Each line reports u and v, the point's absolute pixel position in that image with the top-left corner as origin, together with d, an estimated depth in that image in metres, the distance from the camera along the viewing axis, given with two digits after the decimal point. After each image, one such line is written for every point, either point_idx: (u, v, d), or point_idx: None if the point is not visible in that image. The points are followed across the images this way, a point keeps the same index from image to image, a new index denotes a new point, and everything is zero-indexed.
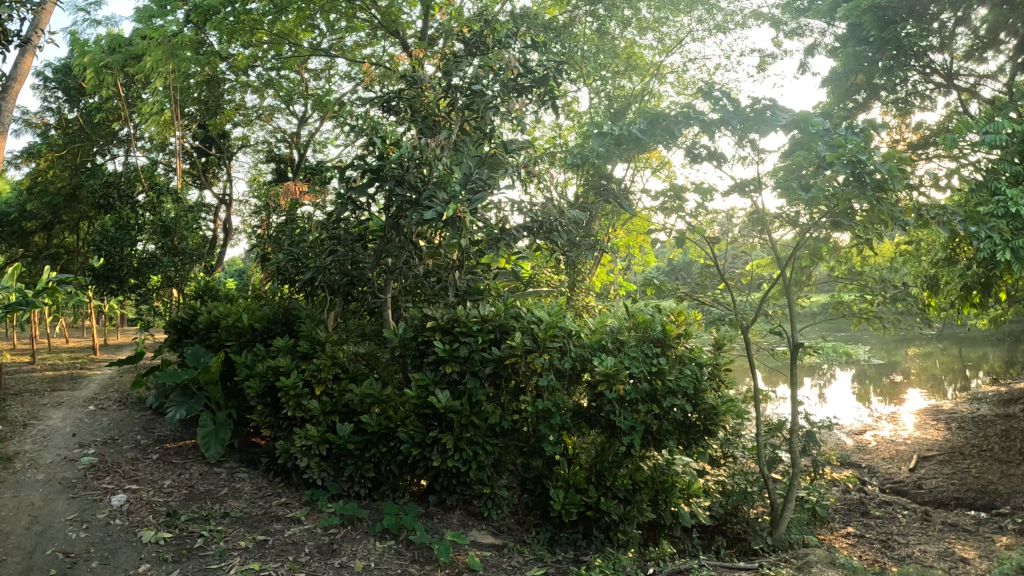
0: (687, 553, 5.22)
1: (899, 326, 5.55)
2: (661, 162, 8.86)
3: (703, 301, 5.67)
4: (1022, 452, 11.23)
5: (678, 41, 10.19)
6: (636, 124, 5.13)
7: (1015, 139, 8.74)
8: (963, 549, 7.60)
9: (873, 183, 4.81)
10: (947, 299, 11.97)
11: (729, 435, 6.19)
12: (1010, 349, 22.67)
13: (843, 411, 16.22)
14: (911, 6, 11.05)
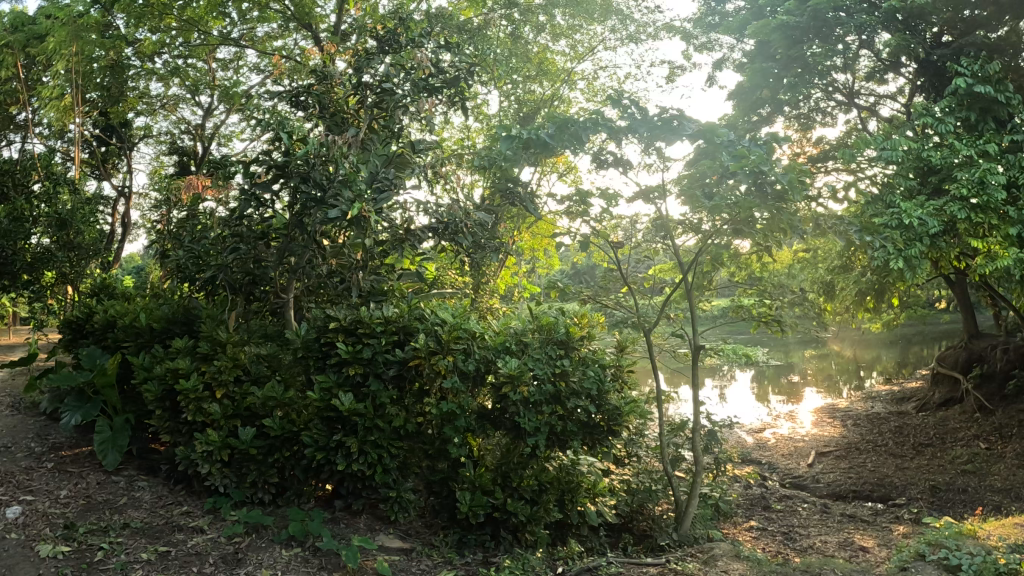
0: (595, 552, 5.32)
1: (796, 329, 5.77)
2: (567, 166, 8.96)
3: (606, 304, 5.83)
4: (915, 447, 11.95)
5: (590, 49, 10.36)
6: (545, 128, 5.25)
7: (909, 156, 9.28)
8: (862, 539, 8.02)
9: (774, 194, 5.01)
10: (841, 305, 12.83)
11: (632, 435, 6.29)
12: (901, 351, 24.07)
13: (743, 412, 16.75)
14: (818, 28, 11.31)
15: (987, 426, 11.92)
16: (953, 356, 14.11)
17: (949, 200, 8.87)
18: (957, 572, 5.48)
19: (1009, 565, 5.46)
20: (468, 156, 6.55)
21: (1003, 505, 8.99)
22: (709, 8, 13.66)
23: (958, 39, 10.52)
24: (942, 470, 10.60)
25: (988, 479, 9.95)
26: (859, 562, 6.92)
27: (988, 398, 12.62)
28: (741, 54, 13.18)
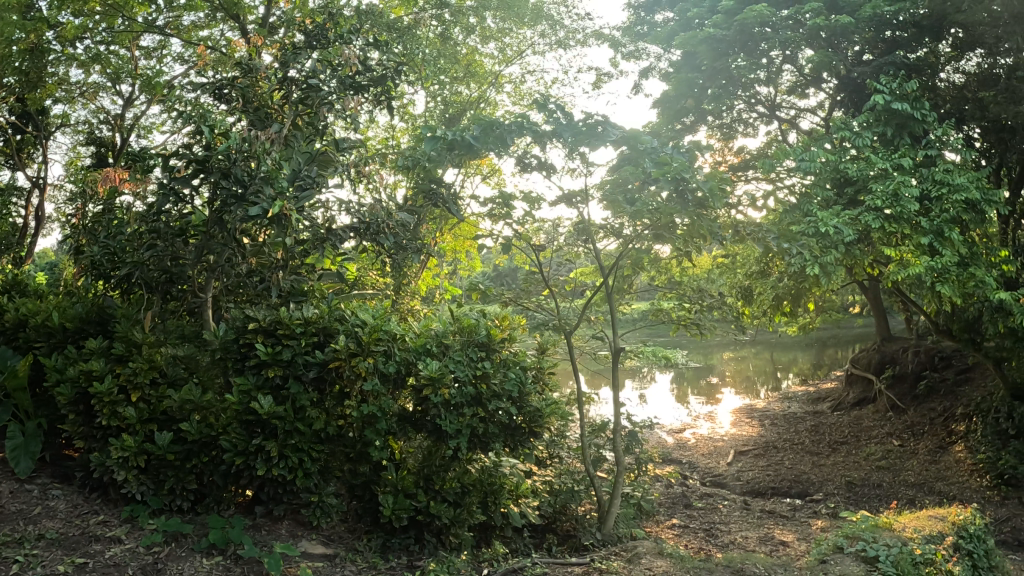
0: (519, 553, 5.40)
1: (714, 331, 6.05)
2: (491, 169, 8.98)
3: (528, 305, 6.00)
4: (829, 445, 12.45)
5: (519, 53, 10.43)
6: (470, 130, 5.36)
7: (827, 167, 9.79)
8: (782, 533, 8.30)
9: (695, 201, 5.17)
10: (758, 309, 13.39)
11: (553, 436, 6.38)
12: (816, 354, 25.04)
13: (664, 411, 17.30)
14: (744, 42, 11.67)
15: (898, 425, 12.48)
16: (866, 358, 14.77)
17: (863, 210, 9.28)
18: (874, 563, 5.78)
19: (922, 556, 5.84)
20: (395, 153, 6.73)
21: (915, 499, 9.41)
22: (639, 17, 13.92)
23: (878, 58, 11.08)
24: (858, 466, 11.05)
25: (900, 474, 10.40)
26: (779, 556, 7.18)
27: (900, 398, 13.22)
28: (667, 63, 13.50)
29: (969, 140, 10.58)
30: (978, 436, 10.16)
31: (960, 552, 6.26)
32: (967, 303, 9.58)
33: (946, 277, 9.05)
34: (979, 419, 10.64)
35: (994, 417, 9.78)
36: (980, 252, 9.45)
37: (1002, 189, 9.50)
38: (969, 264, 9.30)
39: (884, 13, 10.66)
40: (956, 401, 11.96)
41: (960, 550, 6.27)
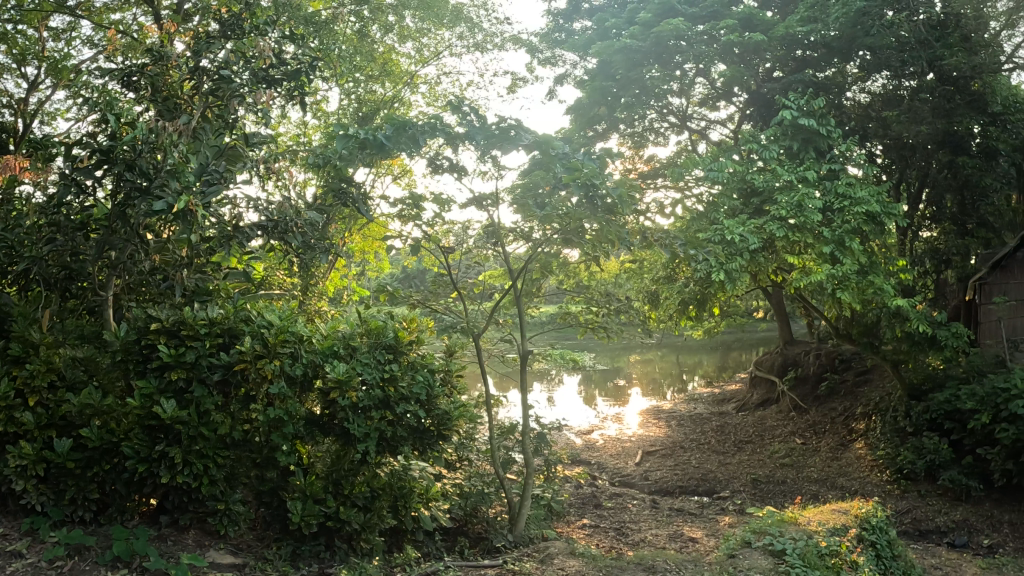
0: (432, 556, 5.65)
1: (620, 334, 6.63)
2: (402, 170, 8.80)
3: (436, 308, 6.49)
4: (734, 444, 12.96)
5: (435, 54, 10.29)
6: (383, 130, 5.81)
7: (734, 178, 10.20)
8: (690, 530, 8.57)
9: (604, 206, 5.76)
10: (665, 313, 13.83)
11: (462, 439, 6.99)
12: (720, 357, 26.03)
13: (573, 413, 17.68)
14: (658, 53, 12.01)
15: (801, 424, 13.07)
16: (768, 361, 15.44)
17: (768, 220, 9.68)
18: (781, 556, 6.03)
19: (827, 548, 6.17)
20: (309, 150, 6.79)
21: (819, 494, 9.87)
22: (557, 24, 14.09)
23: (788, 75, 11.63)
24: (762, 464, 11.53)
25: (804, 471, 10.89)
26: (688, 552, 7.44)
27: (802, 398, 13.87)
28: (582, 72, 13.75)
29: (873, 156, 11.25)
30: (877, 434, 10.75)
31: (864, 542, 6.63)
32: (865, 309, 10.13)
33: (846, 284, 9.54)
34: (878, 417, 11.28)
35: (893, 416, 10.36)
36: (878, 261, 10.07)
37: (901, 203, 10.07)
38: (868, 272, 9.86)
39: (796, 33, 11.21)
40: (856, 401, 12.66)
41: (863, 541, 6.64)
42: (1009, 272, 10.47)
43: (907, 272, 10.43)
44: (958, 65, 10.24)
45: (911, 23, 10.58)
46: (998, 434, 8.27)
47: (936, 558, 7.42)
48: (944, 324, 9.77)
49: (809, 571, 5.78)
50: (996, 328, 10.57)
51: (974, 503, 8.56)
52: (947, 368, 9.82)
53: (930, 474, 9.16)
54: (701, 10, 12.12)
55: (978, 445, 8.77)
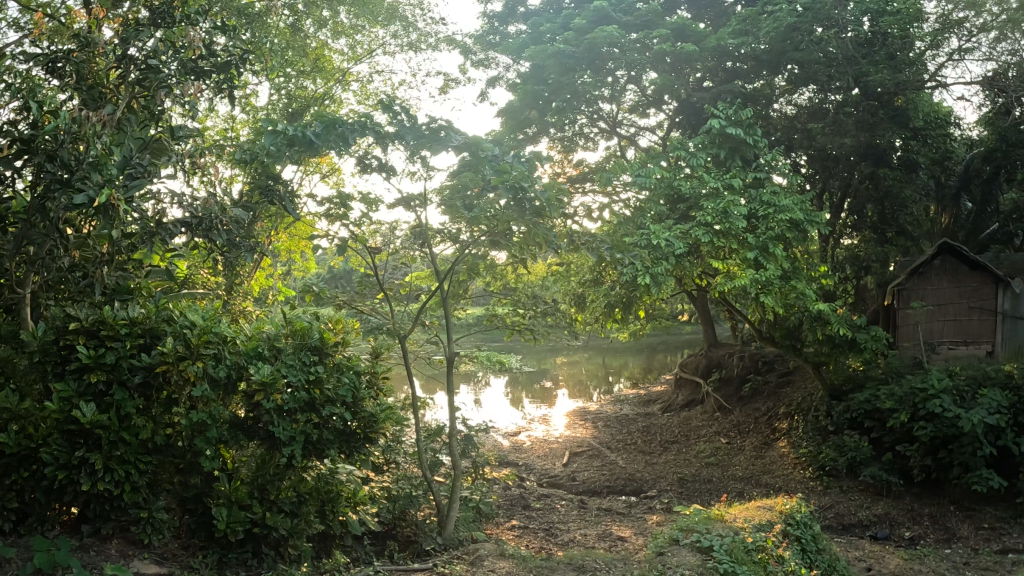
0: (360, 561, 5.64)
1: (547, 336, 6.70)
2: (331, 168, 8.49)
3: (362, 309, 6.51)
4: (660, 444, 13.28)
5: (369, 52, 9.99)
6: (312, 128, 5.77)
7: (662, 184, 10.45)
8: (618, 529, 8.71)
9: (533, 209, 5.87)
10: (592, 315, 14.05)
11: (390, 442, 7.02)
12: (645, 359, 26.62)
13: (499, 415, 17.66)
14: (591, 59, 12.22)
15: (725, 424, 13.47)
16: (694, 363, 15.95)
17: (694, 226, 9.95)
18: (709, 552, 6.20)
19: (754, 543, 6.39)
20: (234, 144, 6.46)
21: (744, 491, 10.20)
22: (493, 27, 14.08)
23: (718, 85, 12.03)
24: (688, 464, 11.83)
25: (729, 470, 11.23)
26: (617, 551, 7.55)
27: (726, 399, 14.31)
28: (515, 75, 13.77)
29: (797, 167, 11.90)
30: (799, 433, 11.17)
31: (789, 538, 6.88)
32: (789, 313, 10.46)
33: (770, 289, 9.90)
34: (800, 417, 11.73)
35: (815, 415, 10.88)
36: (801, 267, 10.48)
37: (823, 212, 10.52)
38: (790, 278, 10.25)
39: (728, 46, 11.78)
40: (778, 402, 13.13)
41: (788, 536, 6.89)
42: (927, 279, 10.72)
43: (828, 278, 10.84)
44: (884, 81, 10.86)
45: (839, 40, 11.12)
46: (917, 431, 8.80)
47: (859, 551, 7.79)
48: (865, 328, 10.22)
49: (737, 565, 5.96)
50: (913, 331, 10.84)
51: (894, 497, 9.02)
52: (867, 370, 10.36)
53: (851, 470, 9.60)
54: (635, 19, 12.40)
55: (896, 442, 9.28)
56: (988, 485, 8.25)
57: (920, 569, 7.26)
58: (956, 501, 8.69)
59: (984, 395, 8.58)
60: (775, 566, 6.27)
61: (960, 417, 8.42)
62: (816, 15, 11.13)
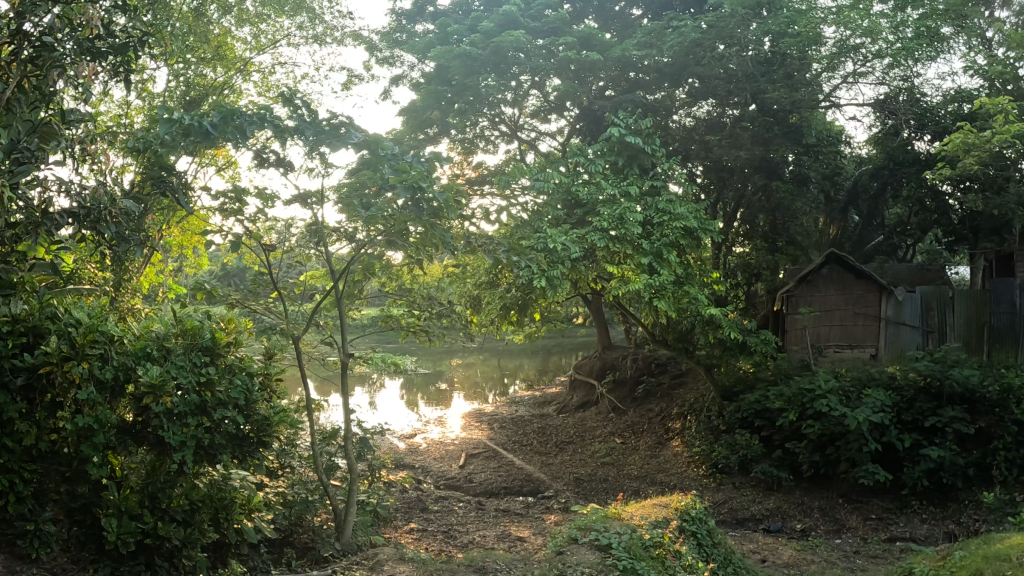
0: (257, 570, 5.42)
1: (441, 337, 6.70)
2: (226, 161, 7.97)
3: (255, 309, 6.31)
4: (556, 444, 13.53)
5: (273, 42, 9.60)
6: (209, 117, 5.50)
7: (559, 189, 10.66)
8: (517, 530, 8.78)
9: (431, 210, 5.89)
10: (488, 317, 14.17)
11: (285, 446, 6.85)
12: (540, 360, 27.04)
13: (395, 416, 17.59)
14: (496, 63, 12.29)
15: (618, 424, 13.87)
16: (588, 365, 16.39)
17: (590, 231, 10.17)
18: (607, 550, 6.34)
19: (651, 540, 6.61)
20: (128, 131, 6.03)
21: (639, 489, 10.54)
22: (400, 24, 13.92)
23: (619, 94, 12.45)
24: (583, 464, 12.09)
25: (623, 469, 11.55)
26: (517, 551, 7.61)
27: (619, 400, 14.75)
28: (419, 74, 13.66)
29: (693, 176, 12.42)
30: (691, 433, 11.65)
31: (685, 533, 7.17)
32: (681, 317, 10.86)
33: (663, 293, 10.22)
34: (691, 417, 12.23)
35: (707, 415, 11.39)
36: (693, 273, 10.91)
37: (715, 221, 11.03)
38: (684, 283, 10.65)
39: (631, 56, 12.21)
40: (671, 403, 13.64)
41: (684, 531, 7.17)
42: (814, 286, 11.50)
43: (719, 284, 11.38)
44: (779, 99, 11.63)
45: (739, 58, 11.81)
46: (806, 429, 9.44)
47: (754, 543, 8.21)
48: (755, 332, 10.79)
49: (635, 563, 6.12)
50: (801, 336, 11.56)
51: (784, 492, 9.58)
52: (757, 371, 11.00)
53: (743, 467, 10.15)
54: (543, 26, 12.65)
55: (786, 440, 9.94)
56: (874, 478, 8.83)
57: (812, 558, 7.72)
58: (844, 494, 9.24)
59: (869, 395, 9.20)
60: (672, 561, 6.50)
61: (847, 415, 9.05)
62: (719, 33, 11.76)
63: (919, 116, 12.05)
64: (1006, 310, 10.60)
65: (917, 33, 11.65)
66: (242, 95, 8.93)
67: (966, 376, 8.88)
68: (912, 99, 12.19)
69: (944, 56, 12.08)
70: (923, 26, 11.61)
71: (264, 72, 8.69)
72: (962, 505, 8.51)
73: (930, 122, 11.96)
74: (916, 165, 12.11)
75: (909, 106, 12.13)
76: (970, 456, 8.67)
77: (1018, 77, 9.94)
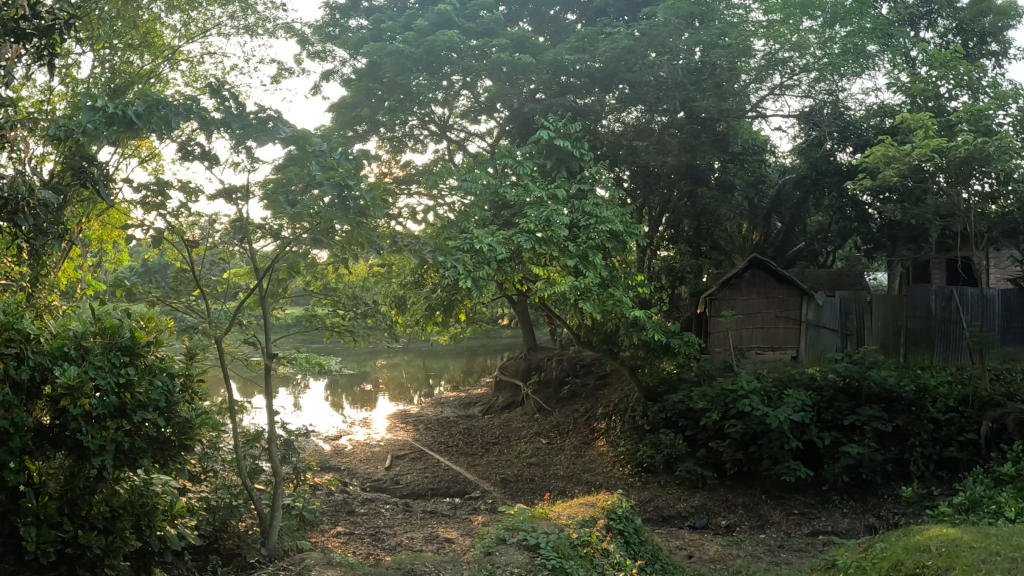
0: None
1: (366, 338, 6.58)
2: (150, 152, 7.56)
3: (176, 307, 6.02)
4: (482, 445, 13.54)
5: (203, 31, 9.24)
6: (133, 106, 5.24)
7: (487, 190, 10.67)
8: (445, 531, 8.75)
9: (356, 209, 5.68)
10: (412, 318, 14.05)
11: (207, 449, 6.59)
12: (466, 361, 27.02)
13: (319, 417, 17.29)
14: (428, 62, 12.16)
15: (544, 424, 14.01)
16: (513, 365, 16.50)
17: (517, 232, 10.23)
18: (535, 550, 6.39)
19: (578, 538, 6.72)
20: (48, 117, 5.70)
21: (566, 489, 10.66)
22: (333, 18, 13.65)
23: (550, 98, 12.51)
24: (510, 464, 12.15)
25: (549, 469, 11.67)
26: (446, 552, 7.58)
27: (545, 401, 14.90)
28: (351, 70, 13.43)
29: (620, 181, 12.79)
30: (616, 432, 11.87)
31: (612, 531, 7.29)
32: (607, 319, 11.05)
33: (588, 295, 10.27)
34: (616, 417, 12.45)
35: (631, 416, 11.64)
36: (618, 276, 11.12)
37: (640, 224, 11.28)
38: (608, 285, 10.78)
39: (563, 61, 12.30)
40: (596, 403, 13.87)
41: (611, 530, 7.31)
42: (737, 290, 11.89)
43: (644, 287, 11.60)
44: (707, 107, 12.00)
45: (670, 66, 12.13)
46: (729, 428, 9.78)
47: (680, 540, 8.45)
48: (678, 334, 11.05)
49: (563, 561, 6.19)
50: (724, 337, 11.97)
51: (709, 489, 9.90)
52: (681, 372, 11.30)
53: (668, 466, 10.42)
54: (476, 26, 12.69)
55: (709, 439, 10.25)
56: (796, 475, 9.19)
57: (737, 553, 8.00)
58: (766, 490, 9.60)
59: (790, 395, 9.59)
60: (599, 559, 6.60)
61: (769, 414, 9.38)
62: (650, 41, 12.06)
63: (842, 129, 12.67)
64: (922, 314, 11.87)
65: (844, 49, 12.23)
66: (168, 84, 8.48)
67: (883, 376, 9.41)
68: (836, 112, 12.71)
69: (869, 72, 12.64)
70: (850, 44, 12.17)
71: (192, 61, 8.34)
72: (881, 499, 8.96)
73: (852, 135, 12.63)
74: (838, 176, 12.77)
75: (833, 120, 12.68)
76: (888, 453, 9.14)
77: (938, 96, 10.59)
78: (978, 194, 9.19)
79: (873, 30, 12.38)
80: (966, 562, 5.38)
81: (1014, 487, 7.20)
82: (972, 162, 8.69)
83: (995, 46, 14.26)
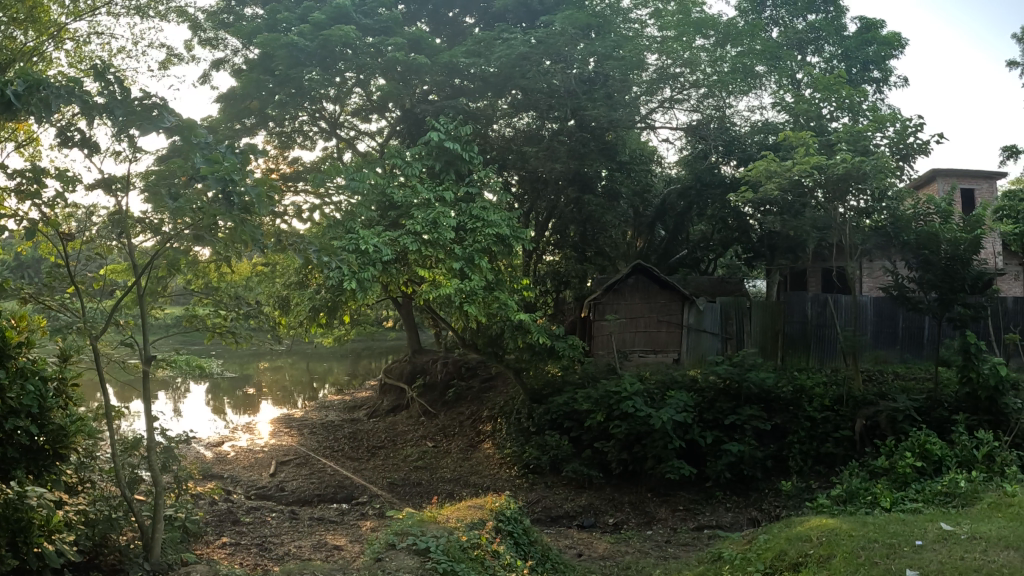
0: None
1: (249, 340, 6.26)
2: (28, 137, 6.95)
3: (49, 305, 5.43)
4: (369, 449, 13.33)
5: (90, 8, 8.56)
6: (12, 85, 4.80)
7: (374, 190, 10.43)
8: (333, 538, 8.55)
9: (241, 205, 5.27)
10: (295, 319, 13.63)
11: (82, 458, 6.08)
12: (351, 363, 26.53)
13: (198, 422, 16.47)
14: (322, 58, 11.82)
15: (430, 428, 13.94)
16: (398, 369, 16.35)
17: (403, 234, 10.06)
18: (426, 554, 6.31)
19: (469, 542, 6.70)
20: None
21: (453, 492, 10.64)
22: (227, 5, 13.06)
23: (444, 99, 12.54)
24: (397, 468, 12.01)
25: (436, 472, 11.65)
26: (335, 560, 7.40)
27: (430, 404, 14.84)
28: (243, 60, 12.90)
29: (509, 184, 13.07)
30: (503, 434, 11.99)
31: (502, 532, 7.38)
32: (493, 322, 11.11)
33: (474, 298, 10.29)
34: (502, 420, 12.57)
35: (516, 417, 11.83)
36: (504, 279, 11.25)
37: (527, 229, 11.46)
38: (495, 288, 10.86)
39: (459, 63, 12.27)
40: (481, 406, 13.94)
41: (500, 531, 7.38)
42: (621, 294, 12.33)
43: (530, 290, 11.76)
44: (598, 117, 12.39)
45: (564, 75, 12.41)
46: (614, 429, 10.13)
47: (569, 539, 8.66)
48: (564, 337, 11.29)
49: (454, 564, 6.15)
50: (607, 341, 12.32)
51: (595, 489, 10.20)
52: (565, 375, 11.59)
53: (554, 467, 10.66)
54: (374, 23, 12.47)
55: (595, 439, 10.56)
56: (679, 473, 9.58)
57: (625, 549, 8.27)
58: (652, 488, 9.99)
59: (672, 396, 10.05)
60: (490, 560, 6.61)
61: (653, 415, 9.74)
62: (546, 49, 12.26)
63: (727, 143, 13.46)
64: (797, 319, 12.98)
65: (732, 69, 13.00)
66: (53, 63, 7.78)
67: (761, 377, 10.04)
68: (722, 126, 13.51)
69: (755, 91, 13.52)
70: (739, 63, 12.97)
71: (79, 41, 7.74)
72: (761, 493, 9.50)
73: (736, 150, 13.44)
74: (721, 187, 13.59)
75: (719, 133, 13.50)
76: (767, 450, 9.73)
77: (819, 116, 11.43)
78: (853, 209, 9.92)
79: (761, 51, 13.29)
80: (845, 549, 5.81)
81: (887, 479, 7.84)
82: (849, 179, 9.43)
83: (877, 74, 15.73)
